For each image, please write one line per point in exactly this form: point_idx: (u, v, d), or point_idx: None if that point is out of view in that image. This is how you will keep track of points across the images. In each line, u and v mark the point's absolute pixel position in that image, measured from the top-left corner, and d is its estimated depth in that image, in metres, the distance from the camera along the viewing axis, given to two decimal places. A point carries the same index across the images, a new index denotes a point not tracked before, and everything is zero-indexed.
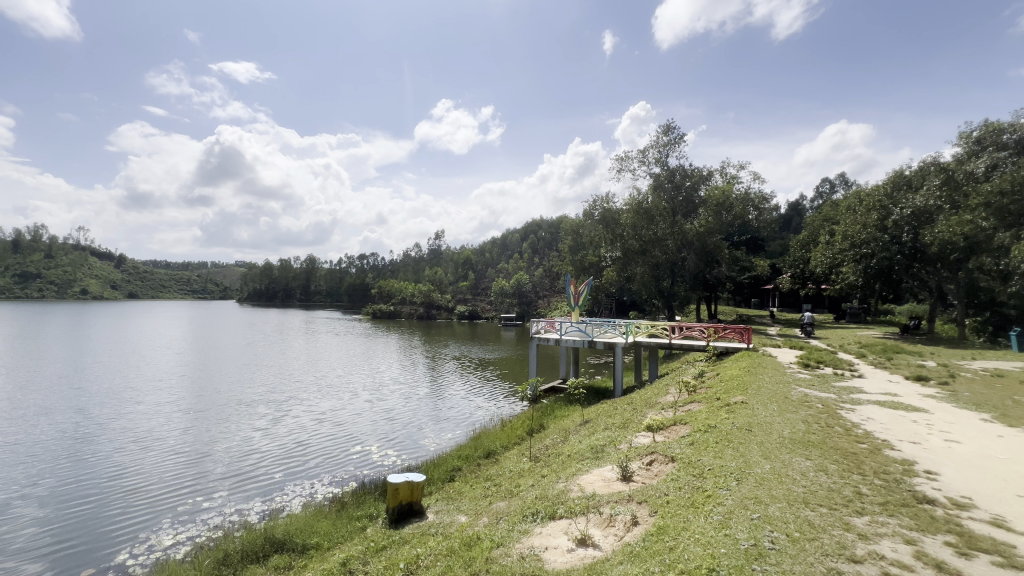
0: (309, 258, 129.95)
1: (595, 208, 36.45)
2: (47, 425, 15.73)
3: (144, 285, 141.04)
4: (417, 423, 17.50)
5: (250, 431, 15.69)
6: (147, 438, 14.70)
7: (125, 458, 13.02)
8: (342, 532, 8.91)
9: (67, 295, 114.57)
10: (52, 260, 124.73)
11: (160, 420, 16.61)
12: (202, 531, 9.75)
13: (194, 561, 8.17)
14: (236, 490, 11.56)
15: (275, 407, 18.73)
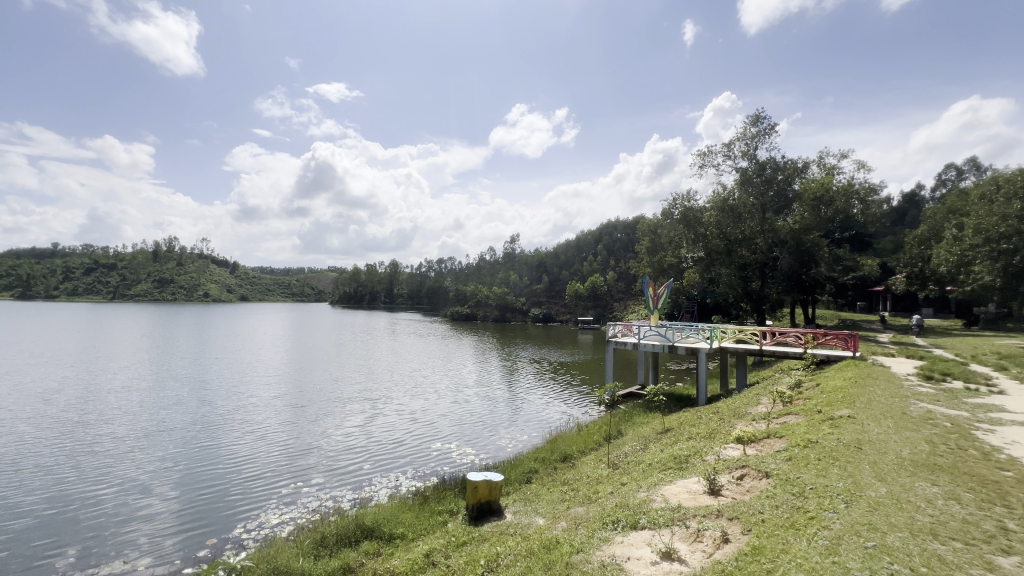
0: (393, 264, 138.26)
1: (675, 207, 34.99)
2: (179, 414, 18.10)
3: (255, 290, 158.60)
4: (493, 424, 17.79)
5: (341, 426, 16.91)
6: (256, 428, 16.39)
7: (237, 446, 14.61)
8: (425, 525, 9.30)
9: (195, 298, 132.11)
10: (183, 267, 144.39)
11: (267, 413, 18.46)
12: (302, 513, 10.68)
13: (296, 539, 8.95)
14: (331, 480, 12.52)
15: (363, 404, 20.04)
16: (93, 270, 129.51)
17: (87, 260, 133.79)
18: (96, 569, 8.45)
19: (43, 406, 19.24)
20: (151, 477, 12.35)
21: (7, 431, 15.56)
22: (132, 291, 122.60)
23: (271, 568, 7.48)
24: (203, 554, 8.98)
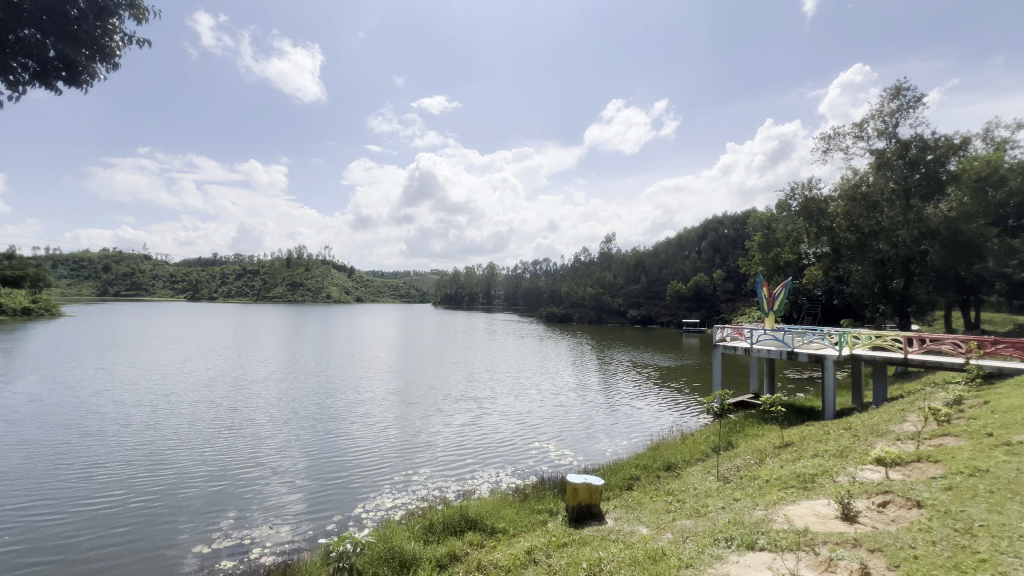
0: (490, 266, 142.93)
1: (794, 197, 31.70)
2: (308, 405, 20.46)
3: (368, 292, 174.13)
4: (591, 427, 17.54)
5: (445, 423, 17.86)
6: (371, 421, 17.94)
7: (356, 436, 16.13)
8: (526, 522, 9.43)
9: (320, 299, 148.89)
10: (310, 272, 163.35)
11: (379, 408, 20.12)
12: (412, 499, 11.50)
13: (408, 522, 9.61)
14: (436, 471, 13.30)
15: (464, 403, 20.92)
16: (242, 275, 152.16)
17: (237, 267, 156.98)
18: (249, 531, 9.91)
19: (206, 392, 22.93)
20: (287, 458, 14.12)
21: (183, 413, 18.82)
22: (271, 293, 141.73)
23: (389, 545, 8.14)
24: (331, 528, 10.07)
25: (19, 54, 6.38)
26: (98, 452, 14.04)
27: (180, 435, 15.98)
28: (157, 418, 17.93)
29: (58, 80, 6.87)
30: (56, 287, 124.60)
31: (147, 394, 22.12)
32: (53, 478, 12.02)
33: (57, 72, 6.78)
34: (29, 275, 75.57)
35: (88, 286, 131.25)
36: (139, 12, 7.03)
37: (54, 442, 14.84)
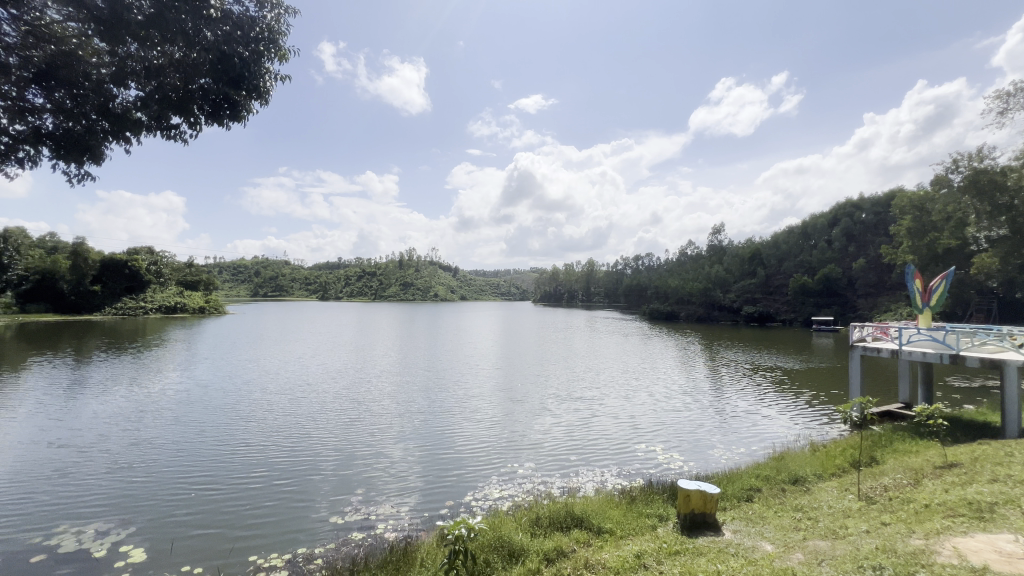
0: (589, 263, 140.81)
1: (959, 171, 26.54)
2: (421, 399, 22.00)
3: (471, 291, 181.87)
4: (702, 433, 16.48)
5: (548, 421, 18.06)
6: (478, 416, 18.78)
7: (463, 430, 17.02)
8: (633, 525, 9.12)
9: (428, 297, 159.12)
10: (419, 273, 175.28)
11: (483, 403, 21.01)
12: (518, 491, 11.84)
13: (515, 514, 9.83)
14: (541, 466, 13.52)
15: (566, 402, 20.93)
16: (362, 277, 168.36)
17: (357, 270, 174.00)
18: (374, 508, 11.02)
19: (335, 383, 25.75)
20: (404, 446, 15.37)
21: (318, 401, 21.42)
22: (386, 293, 154.84)
23: (498, 534, 8.40)
24: (445, 512, 10.77)
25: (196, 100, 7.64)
26: (254, 433, 16.47)
27: (315, 422, 18.15)
28: (299, 405, 20.62)
29: (225, 117, 8.11)
30: (221, 289, 149.20)
31: (290, 383, 25.51)
32: (222, 453, 14.36)
33: (223, 111, 8.00)
34: (202, 280, 91.27)
35: (244, 288, 154.88)
36: (282, 52, 8.01)
37: (221, 423, 17.73)
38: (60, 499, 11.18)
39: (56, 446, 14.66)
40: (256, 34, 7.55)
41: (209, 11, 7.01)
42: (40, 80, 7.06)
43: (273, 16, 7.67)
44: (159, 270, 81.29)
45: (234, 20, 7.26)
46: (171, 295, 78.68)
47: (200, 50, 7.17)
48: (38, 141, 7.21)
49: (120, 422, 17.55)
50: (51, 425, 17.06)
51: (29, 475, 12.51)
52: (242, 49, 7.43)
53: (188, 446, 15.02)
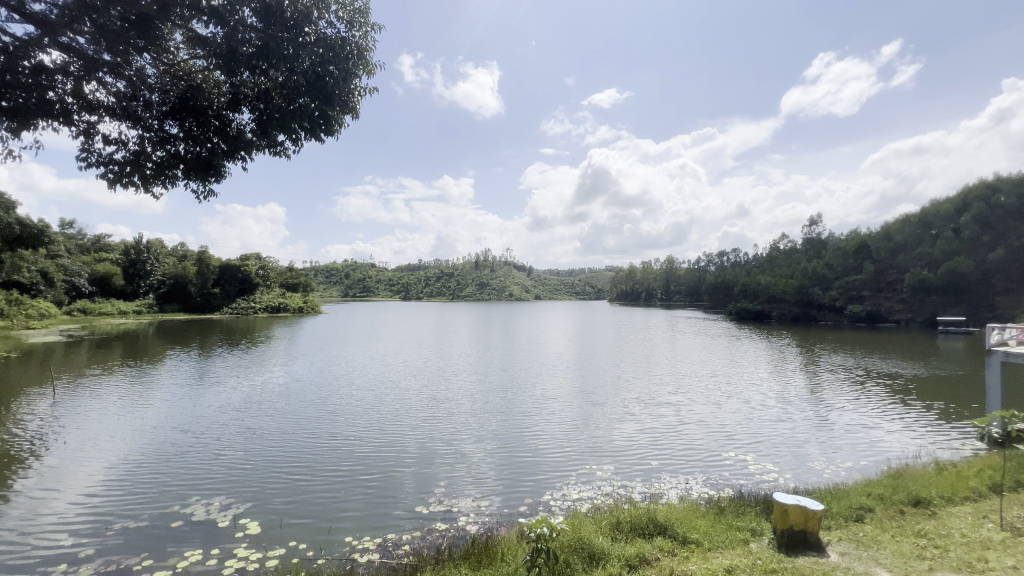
0: (668, 260, 135.01)
1: None
2: (499, 398, 22.48)
3: (546, 290, 182.35)
4: (800, 443, 15.17)
5: (627, 425, 17.66)
6: (556, 417, 18.80)
7: (540, 430, 17.17)
8: (723, 538, 8.56)
9: (503, 296, 162.00)
10: (494, 273, 178.98)
11: (559, 405, 20.99)
12: (597, 494, 11.66)
13: (596, 517, 9.62)
14: (620, 470, 13.24)
15: (646, 407, 20.29)
16: (441, 278, 175.49)
17: (436, 271, 181.53)
18: (456, 501, 11.42)
19: (417, 381, 27.08)
20: (483, 443, 15.82)
21: (403, 397, 22.67)
22: (464, 293, 160.08)
23: (578, 535, 8.28)
24: (524, 509, 10.88)
25: (296, 118, 8.26)
26: (345, 427, 17.77)
27: (399, 417, 19.23)
28: (385, 401, 21.96)
29: (321, 132, 8.61)
30: (317, 290, 163.33)
31: (377, 380, 27.25)
32: (318, 444, 15.60)
33: (319, 127, 8.48)
34: (302, 283, 100.49)
35: (336, 289, 167.95)
36: (369, 67, 8.52)
37: (317, 415, 19.34)
38: (187, 478, 12.80)
39: (181, 432, 16.86)
40: (347, 53, 8.09)
41: (306, 36, 7.61)
42: (174, 112, 8.13)
43: (360, 35, 8.21)
44: (266, 273, 90.68)
45: (327, 41, 7.81)
46: (277, 296, 87.48)
47: (299, 73, 7.78)
48: (172, 164, 8.29)
49: (234, 411, 19.78)
50: (179, 412, 19.66)
51: (164, 455, 14.46)
52: (333, 68, 7.94)
53: (289, 436, 16.53)
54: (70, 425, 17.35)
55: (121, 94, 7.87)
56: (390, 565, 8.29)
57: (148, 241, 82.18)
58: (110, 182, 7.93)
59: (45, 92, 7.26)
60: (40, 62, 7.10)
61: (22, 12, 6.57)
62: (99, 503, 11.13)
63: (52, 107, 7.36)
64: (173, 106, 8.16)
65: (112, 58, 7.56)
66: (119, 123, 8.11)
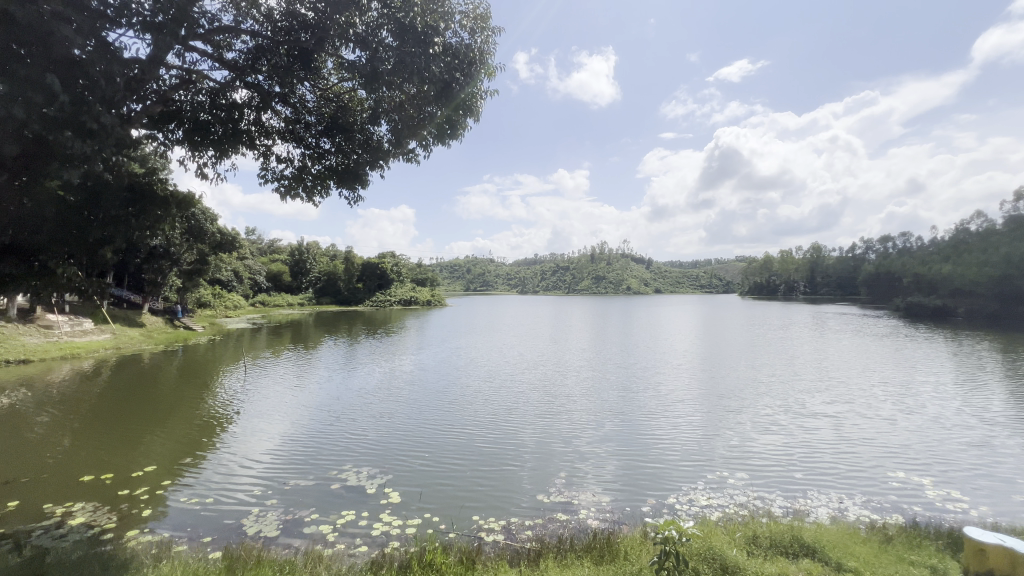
0: (813, 248, 118.67)
1: None
2: (617, 396, 22.11)
3: (667, 283, 173.09)
4: (999, 472, 12.41)
5: (763, 433, 16.17)
6: (680, 419, 17.95)
7: (663, 432, 16.43)
8: (890, 570, 7.29)
9: (620, 289, 157.80)
10: (610, 266, 175.00)
11: (684, 407, 19.83)
12: (729, 503, 10.85)
13: (729, 528, 8.88)
14: (755, 479, 12.21)
15: (785, 415, 18.34)
16: (556, 272, 177.10)
17: (552, 265, 183.48)
18: (577, 493, 11.54)
19: (534, 374, 27.82)
20: (603, 440, 15.65)
21: (521, 390, 23.50)
22: (580, 288, 159.42)
23: (707, 544, 7.72)
24: (647, 510, 10.57)
25: (426, 125, 8.97)
26: (467, 415, 18.96)
27: (518, 409, 19.93)
28: (504, 392, 23.00)
29: (448, 137, 9.28)
30: (442, 284, 176.50)
31: (496, 371, 28.61)
32: (443, 429, 16.89)
33: (445, 132, 9.17)
34: (429, 278, 109.53)
35: (459, 284, 179.39)
36: (490, 70, 8.85)
37: (441, 402, 20.94)
38: (338, 450, 14.77)
39: (329, 410, 19.54)
40: (470, 59, 8.52)
41: (435, 47, 8.16)
42: (327, 131, 9.33)
43: (482, 40, 8.55)
44: (399, 270, 100.15)
45: (452, 50, 8.32)
46: (409, 290, 96.51)
47: (429, 83, 8.38)
48: (327, 175, 9.57)
49: (374, 396, 22.26)
50: (329, 392, 22.80)
51: (318, 430, 16.84)
52: (457, 74, 8.45)
53: (419, 421, 18.10)
54: (254, 399, 21.16)
55: (288, 119, 9.22)
56: (514, 547, 8.63)
57: (308, 244, 96.40)
58: (281, 195, 9.37)
59: (236, 125, 8.81)
60: (233, 100, 8.62)
61: (221, 60, 8.04)
62: (272, 466, 13.36)
63: (241, 135, 8.91)
64: (326, 125, 9.36)
65: (282, 89, 8.87)
66: (287, 144, 9.55)
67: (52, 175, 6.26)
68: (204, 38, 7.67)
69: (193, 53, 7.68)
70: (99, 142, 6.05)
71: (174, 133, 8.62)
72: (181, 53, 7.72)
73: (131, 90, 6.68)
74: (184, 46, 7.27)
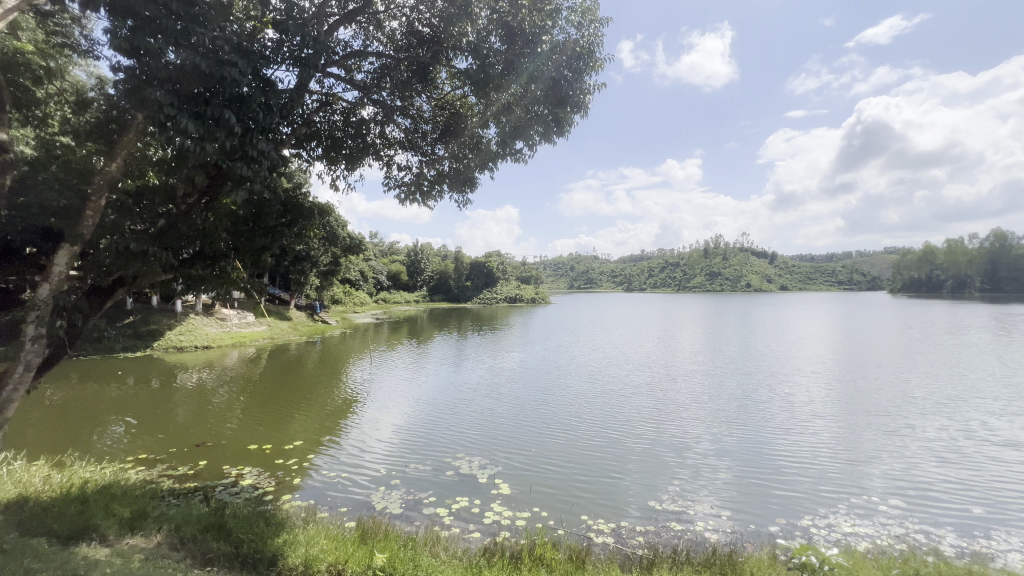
0: (994, 235, 97.43)
1: None
2: (737, 404, 20.44)
3: (795, 280, 155.05)
4: None
5: (927, 460, 13.79)
6: (815, 435, 16.03)
7: (795, 449, 14.74)
8: None
9: (738, 286, 144.95)
10: (727, 261, 161.59)
11: (820, 423, 17.58)
12: (880, 534, 9.46)
13: (882, 561, 7.72)
14: (915, 511, 10.47)
15: (959, 441, 15.39)
16: (665, 267, 168.49)
17: (660, 261, 174.90)
18: (692, 503, 10.92)
19: (641, 377, 26.80)
20: (722, 453, 14.50)
21: (629, 393, 22.84)
22: (691, 286, 150.01)
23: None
24: (776, 530, 9.65)
25: (533, 124, 8.97)
26: (573, 415, 18.93)
27: (625, 412, 19.38)
28: (611, 394, 22.54)
29: (554, 135, 9.21)
30: (546, 282, 178.21)
31: (601, 372, 28.12)
32: (548, 427, 17.06)
33: (552, 130, 9.08)
34: (534, 275, 111.33)
35: (563, 282, 179.71)
36: (598, 64, 8.62)
37: (546, 401, 21.14)
38: (451, 439, 15.72)
39: (443, 401, 20.89)
40: (578, 54, 8.41)
41: (543, 46, 8.21)
42: (441, 138, 9.88)
43: (590, 32, 8.40)
44: (504, 268, 103.27)
45: (561, 46, 8.30)
46: (514, 288, 99.06)
47: (536, 82, 8.45)
48: (440, 179, 10.13)
49: (482, 390, 23.21)
50: (442, 384, 24.34)
51: (433, 420, 18.06)
52: (566, 71, 8.41)
53: (525, 417, 18.46)
54: (379, 387, 23.39)
55: (407, 130, 9.91)
56: (625, 551, 8.42)
57: (422, 245, 103.83)
58: (401, 200, 10.12)
59: (364, 138, 9.73)
60: (361, 117, 9.52)
61: (351, 82, 8.89)
62: (393, 450, 14.65)
63: (368, 148, 9.81)
64: (441, 132, 9.92)
65: (402, 103, 9.57)
66: (406, 153, 10.25)
67: (229, 192, 7.52)
68: (339, 63, 8.59)
69: (330, 79, 8.62)
70: (259, 164, 7.15)
71: (314, 150, 9.76)
72: (321, 80, 8.74)
73: (283, 118, 7.72)
74: (323, 73, 8.21)
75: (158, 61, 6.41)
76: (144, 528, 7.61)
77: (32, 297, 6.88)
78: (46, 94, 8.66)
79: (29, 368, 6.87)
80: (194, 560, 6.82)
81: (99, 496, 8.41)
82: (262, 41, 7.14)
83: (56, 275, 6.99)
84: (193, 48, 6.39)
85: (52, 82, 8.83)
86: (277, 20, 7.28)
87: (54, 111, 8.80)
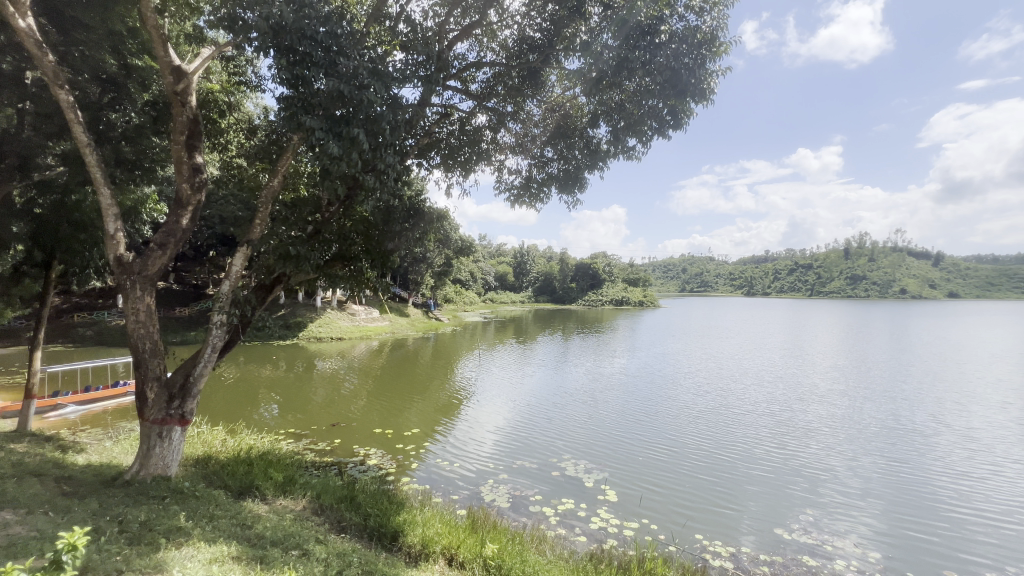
0: None
1: None
2: (889, 433, 17.58)
3: (969, 285, 128.33)
4: None
5: None
6: (999, 482, 13.22)
7: (970, 494, 12.31)
8: None
9: (889, 292, 124.04)
10: (875, 262, 139.29)
11: (1010, 467, 14.31)
12: None
13: None
14: None
15: None
16: (794, 270, 150.56)
17: (788, 262, 156.76)
18: (830, 538, 9.71)
19: (764, 393, 24.30)
20: (870, 489, 12.57)
21: (750, 410, 20.88)
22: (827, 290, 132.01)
23: None
24: None
25: (647, 119, 8.64)
26: (684, 429, 17.84)
27: (745, 432, 17.76)
28: (729, 411, 20.79)
29: (670, 129, 8.77)
30: (655, 284, 169.95)
31: (717, 385, 26.02)
32: (656, 439, 16.31)
33: (667, 124, 8.66)
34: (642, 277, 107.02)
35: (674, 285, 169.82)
36: (721, 48, 7.99)
37: (653, 412, 20.23)
38: (556, 441, 15.81)
39: (548, 403, 21.06)
40: (700, 40, 7.87)
41: (661, 36, 7.88)
42: (550, 140, 9.91)
43: (713, 17, 7.83)
44: (610, 270, 100.70)
45: (680, 36, 7.88)
46: (621, 290, 96.05)
47: (653, 74, 8.09)
48: (549, 181, 10.23)
49: (586, 395, 22.91)
50: (547, 386, 24.55)
51: (537, 421, 18.30)
52: (687, 59, 7.94)
53: (631, 427, 17.80)
54: (487, 385, 24.34)
55: (518, 134, 10.11)
56: None
57: (529, 246, 105.58)
58: (511, 202, 10.39)
59: (479, 145, 10.19)
60: (475, 124, 9.98)
61: (467, 92, 9.37)
62: (500, 447, 15.18)
63: (481, 154, 10.24)
64: (550, 135, 9.95)
65: (513, 108, 9.82)
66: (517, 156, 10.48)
67: (364, 200, 8.38)
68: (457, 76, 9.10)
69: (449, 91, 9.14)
70: (387, 174, 7.85)
71: (433, 159, 10.44)
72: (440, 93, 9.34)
73: (407, 131, 8.41)
74: (443, 86, 8.77)
75: (309, 88, 7.33)
76: (293, 492, 8.82)
77: (217, 291, 8.36)
78: (228, 124, 10.40)
79: (216, 349, 8.34)
80: (332, 526, 7.74)
81: (260, 461, 9.93)
82: (392, 63, 7.85)
83: (234, 274, 8.42)
84: (338, 75, 7.25)
85: (232, 113, 10.56)
86: (405, 41, 7.92)
87: (232, 139, 10.62)
